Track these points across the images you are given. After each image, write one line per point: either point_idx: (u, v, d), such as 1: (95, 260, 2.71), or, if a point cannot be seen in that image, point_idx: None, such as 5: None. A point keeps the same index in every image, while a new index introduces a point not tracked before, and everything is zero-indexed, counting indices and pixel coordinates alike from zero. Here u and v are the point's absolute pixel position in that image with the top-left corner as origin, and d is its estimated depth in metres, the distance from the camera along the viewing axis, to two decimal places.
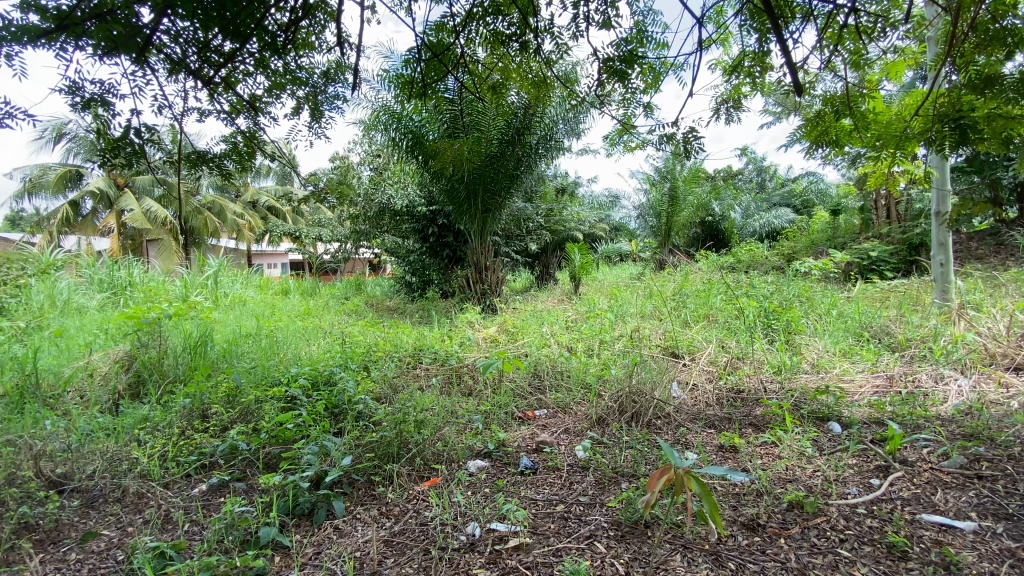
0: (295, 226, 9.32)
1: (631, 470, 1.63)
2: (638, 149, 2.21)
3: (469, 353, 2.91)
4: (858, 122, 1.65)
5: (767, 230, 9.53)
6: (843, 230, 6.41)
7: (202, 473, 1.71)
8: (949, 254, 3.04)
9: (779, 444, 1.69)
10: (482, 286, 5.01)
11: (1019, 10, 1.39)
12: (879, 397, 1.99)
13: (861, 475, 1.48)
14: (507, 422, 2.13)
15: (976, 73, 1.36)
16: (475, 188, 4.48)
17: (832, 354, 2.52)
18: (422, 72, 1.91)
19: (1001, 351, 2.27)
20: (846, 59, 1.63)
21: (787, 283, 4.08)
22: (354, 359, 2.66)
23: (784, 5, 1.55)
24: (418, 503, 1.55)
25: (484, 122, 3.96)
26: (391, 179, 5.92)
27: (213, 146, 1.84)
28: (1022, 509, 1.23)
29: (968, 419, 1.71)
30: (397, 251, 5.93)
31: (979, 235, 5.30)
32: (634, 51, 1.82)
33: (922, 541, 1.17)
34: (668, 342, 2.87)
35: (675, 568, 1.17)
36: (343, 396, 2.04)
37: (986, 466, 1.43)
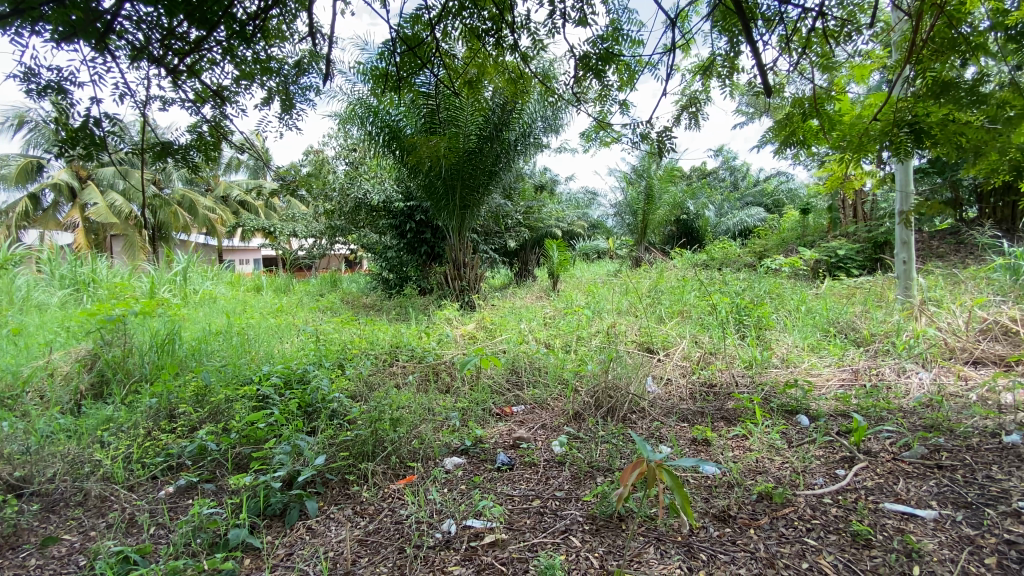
0: (268, 221, 9.12)
1: (606, 464, 1.64)
2: (614, 147, 2.23)
3: (447, 350, 2.90)
4: (825, 123, 1.69)
5: (740, 229, 9.75)
6: (812, 229, 6.61)
7: (169, 475, 1.66)
8: (912, 253, 3.15)
9: (750, 437, 1.73)
10: (461, 282, 4.98)
11: (977, 17, 1.44)
12: (846, 390, 2.05)
13: (828, 466, 1.52)
14: (484, 418, 2.12)
15: (935, 78, 1.42)
16: (453, 184, 4.44)
17: (801, 349, 2.59)
18: (397, 65, 1.87)
19: (959, 347, 2.37)
20: (815, 61, 1.67)
21: (758, 280, 4.19)
22: (328, 357, 2.61)
23: (754, 7, 1.58)
24: (394, 502, 1.53)
25: (462, 117, 3.93)
26: (367, 173, 5.82)
27: (178, 137, 1.78)
28: (978, 497, 1.29)
29: (928, 411, 1.78)
30: (374, 247, 5.84)
31: (941, 234, 5.51)
32: (610, 49, 1.83)
33: (885, 530, 1.21)
34: (644, 338, 2.90)
35: (649, 560, 1.19)
36: (316, 394, 2.00)
37: (946, 456, 1.49)
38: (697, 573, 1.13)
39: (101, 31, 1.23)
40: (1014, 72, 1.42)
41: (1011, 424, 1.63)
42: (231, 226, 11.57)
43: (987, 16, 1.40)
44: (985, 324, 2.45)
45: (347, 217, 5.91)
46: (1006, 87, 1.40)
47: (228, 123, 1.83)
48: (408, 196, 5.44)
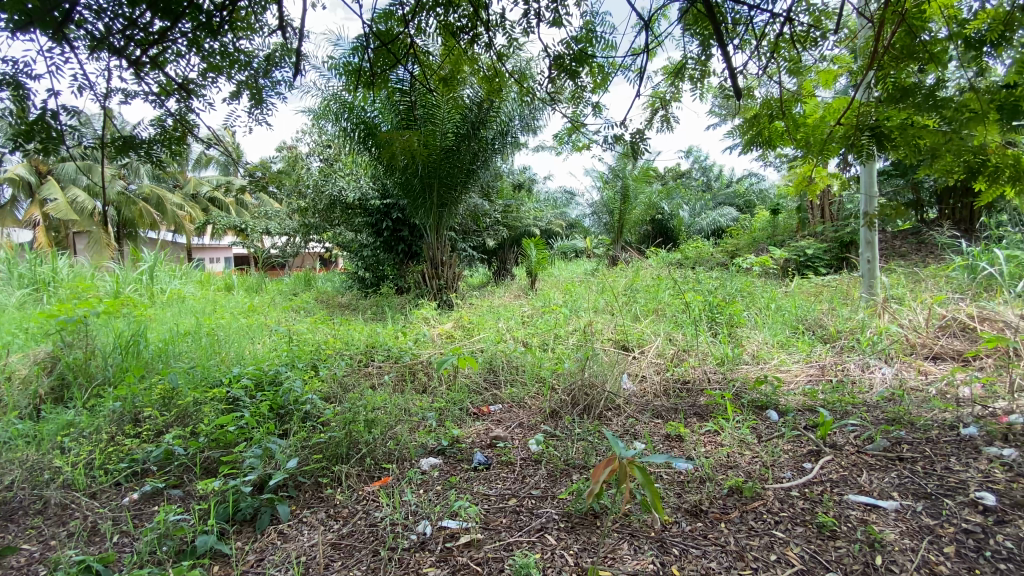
0: (239, 219, 8.90)
1: (581, 462, 1.66)
2: (589, 147, 2.24)
3: (423, 350, 2.87)
4: (791, 126, 1.73)
5: (713, 228, 9.96)
6: (782, 229, 6.79)
7: (134, 481, 1.59)
8: (876, 252, 3.26)
9: (721, 433, 1.77)
10: (438, 282, 4.94)
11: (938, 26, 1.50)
12: (813, 386, 2.11)
13: (795, 460, 1.56)
14: (461, 418, 2.11)
15: (896, 83, 1.46)
16: (430, 182, 4.41)
17: (771, 345, 2.65)
18: (370, 62, 1.84)
19: (919, 343, 2.46)
20: (783, 66, 1.71)
21: (730, 279, 4.28)
22: (301, 358, 2.56)
23: (724, 12, 1.61)
24: (368, 504, 1.51)
25: (438, 115, 3.89)
26: (342, 171, 5.73)
27: (141, 130, 1.71)
28: (937, 488, 1.34)
29: (890, 404, 1.85)
30: (350, 245, 5.76)
31: (903, 234, 5.73)
32: (584, 50, 1.84)
33: (849, 520, 1.25)
34: (619, 336, 2.94)
35: (623, 556, 1.20)
36: (288, 396, 1.96)
37: (907, 449, 1.55)
38: (670, 568, 1.15)
39: (58, 21, 1.18)
40: (973, 78, 1.46)
41: (967, 416, 1.70)
42: (201, 224, 11.24)
43: (949, 22, 1.44)
44: (944, 320, 2.55)
45: (321, 214, 5.81)
46: (964, 92, 1.45)
47: (194, 117, 1.77)
48: (384, 194, 5.38)
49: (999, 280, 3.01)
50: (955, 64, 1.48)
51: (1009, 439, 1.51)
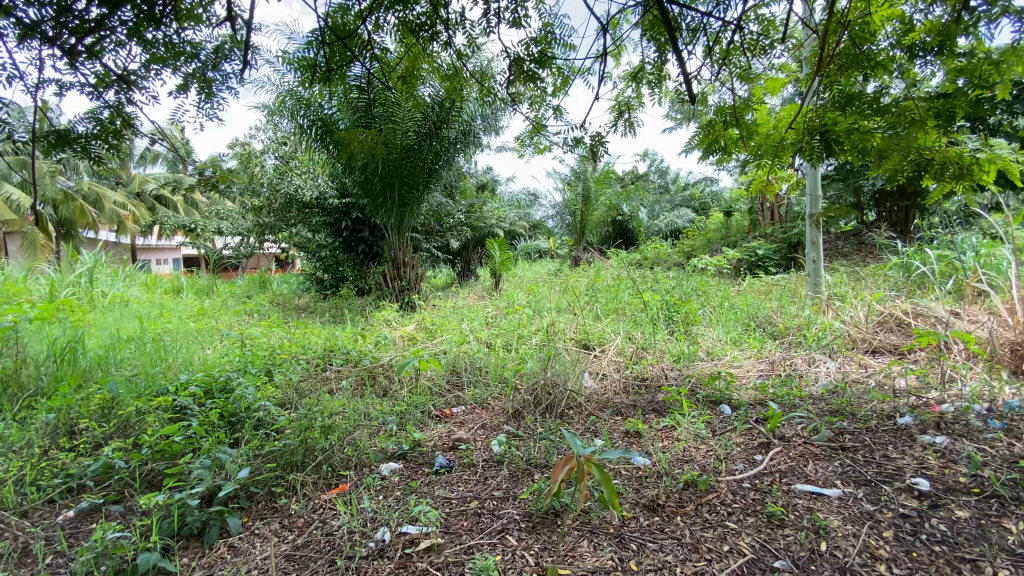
0: (189, 220, 8.48)
1: (543, 461, 1.66)
2: (550, 149, 2.26)
3: (384, 352, 2.81)
4: (743, 133, 1.80)
5: (670, 229, 10.24)
6: (735, 230, 7.08)
7: (69, 498, 1.48)
8: (820, 252, 3.44)
9: (678, 428, 1.81)
10: (401, 282, 4.86)
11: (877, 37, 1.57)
12: (763, 380, 2.20)
13: (747, 452, 1.62)
14: (423, 421, 2.07)
15: (840, 92, 1.53)
16: (391, 181, 4.32)
17: (724, 342, 2.75)
18: (325, 58, 1.78)
19: (860, 338, 2.61)
20: (734, 73, 1.77)
21: (686, 278, 4.41)
22: (255, 363, 2.46)
23: (677, 18, 1.66)
24: (325, 513, 1.46)
25: (398, 113, 3.83)
26: (298, 169, 5.55)
27: (77, 124, 1.59)
28: (876, 475, 1.42)
29: (834, 396, 1.95)
30: (307, 246, 5.58)
31: (845, 235, 6.06)
32: (544, 52, 1.85)
33: (796, 509, 1.31)
34: (581, 335, 2.97)
35: (583, 554, 1.21)
36: (239, 404, 1.87)
37: (848, 438, 1.63)
38: (629, 564, 1.17)
39: None
40: (910, 88, 1.55)
41: (902, 407, 1.81)
42: (147, 225, 10.65)
43: (890, 36, 1.52)
44: (882, 316, 2.71)
45: (276, 214, 5.61)
46: (902, 101, 1.54)
47: (136, 110, 1.66)
48: (344, 193, 5.25)
49: (930, 278, 3.23)
50: (895, 75, 1.56)
51: (940, 427, 1.62)
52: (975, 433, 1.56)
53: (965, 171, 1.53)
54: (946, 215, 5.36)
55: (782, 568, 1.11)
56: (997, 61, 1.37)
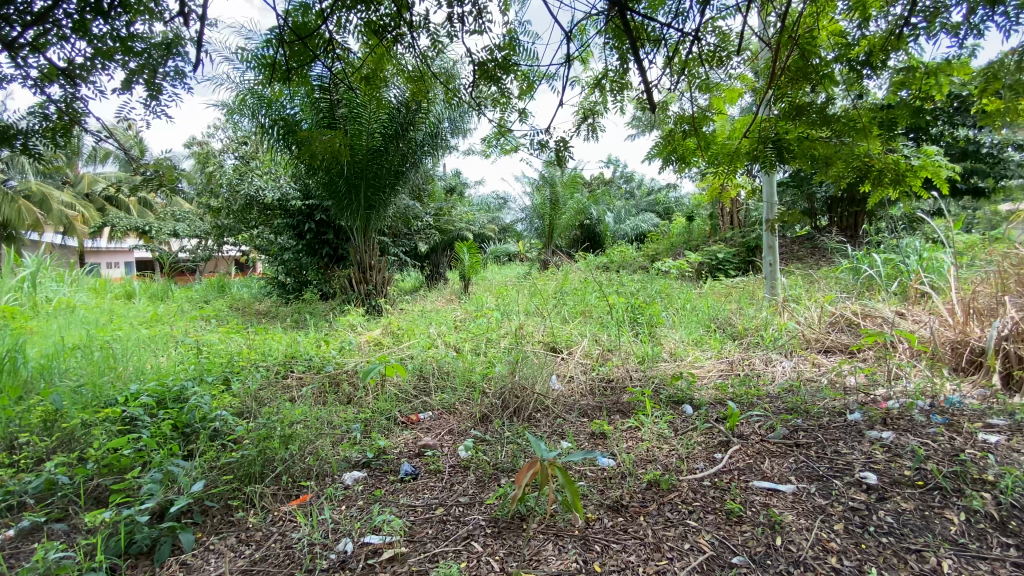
0: (142, 221, 8.11)
1: (510, 465, 1.66)
2: (516, 153, 2.27)
3: (348, 358, 2.75)
4: (702, 141, 1.86)
5: (636, 233, 10.44)
6: (697, 235, 7.29)
7: (7, 517, 1.38)
8: (776, 256, 3.58)
9: (642, 428, 1.85)
10: (367, 286, 4.77)
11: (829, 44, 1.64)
12: (723, 380, 2.27)
13: (707, 451, 1.66)
14: (388, 428, 2.04)
15: (791, 103, 1.61)
16: (356, 183, 4.24)
17: (686, 343, 2.82)
18: (284, 57, 1.73)
19: (813, 338, 2.72)
20: (693, 81, 1.82)
21: (651, 281, 4.50)
22: (211, 371, 2.36)
23: (640, 28, 1.70)
24: (285, 525, 1.41)
25: (363, 115, 3.77)
26: (259, 169, 5.39)
27: (16, 120, 1.50)
28: (827, 470, 1.48)
29: (789, 395, 2.02)
30: (268, 248, 5.42)
31: (799, 240, 6.31)
32: (508, 58, 1.86)
33: (753, 505, 1.35)
34: (549, 338, 2.99)
35: (548, 557, 1.21)
36: (194, 414, 1.79)
37: (802, 435, 1.70)
38: (593, 565, 1.17)
39: None
40: (857, 101, 1.63)
41: (852, 403, 1.90)
42: (96, 227, 10.12)
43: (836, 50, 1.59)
44: (834, 317, 2.83)
45: (235, 215, 5.41)
46: (849, 112, 1.62)
47: (82, 106, 1.58)
48: (307, 195, 5.12)
49: (877, 280, 3.41)
50: (842, 89, 1.63)
51: (886, 423, 1.70)
52: (918, 427, 1.64)
53: (901, 178, 1.64)
54: (891, 220, 5.67)
55: (740, 564, 1.14)
56: (934, 75, 1.46)
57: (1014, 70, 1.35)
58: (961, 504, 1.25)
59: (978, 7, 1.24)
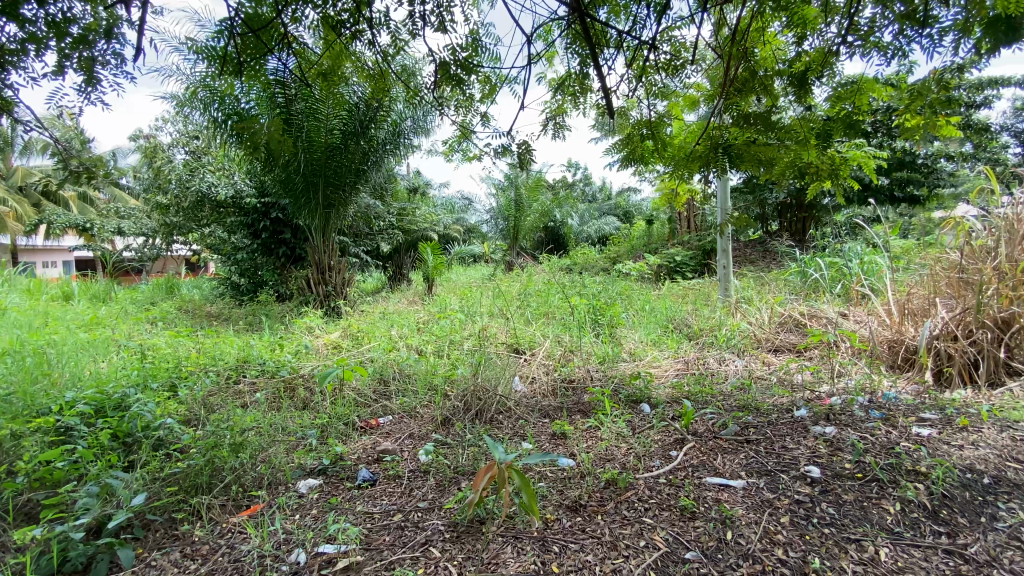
0: (82, 217, 7.65)
1: (470, 468, 1.65)
2: (478, 155, 2.26)
3: (305, 362, 2.67)
4: (659, 146, 1.90)
5: (599, 236, 10.59)
6: (656, 237, 7.48)
7: None
8: (730, 259, 3.71)
9: (601, 427, 1.87)
10: (326, 287, 4.63)
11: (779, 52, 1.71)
12: (679, 379, 2.33)
13: (664, 449, 1.70)
14: (346, 433, 1.98)
15: (739, 112, 1.68)
16: (315, 181, 4.12)
17: (645, 343, 2.88)
18: (236, 51, 1.65)
19: (764, 338, 2.83)
20: (649, 89, 1.88)
21: (612, 283, 4.58)
22: (156, 377, 2.24)
23: (600, 35, 1.73)
24: (233, 537, 1.35)
25: (321, 111, 3.68)
26: (212, 165, 5.17)
27: None
28: (775, 465, 1.54)
29: (741, 393, 2.09)
30: (221, 247, 5.21)
31: (752, 243, 6.57)
32: (469, 60, 1.85)
33: (706, 501, 1.39)
34: (512, 339, 2.99)
35: (506, 560, 1.21)
36: (135, 423, 1.69)
37: (753, 431, 1.76)
38: (550, 566, 1.18)
39: None
40: (805, 110, 1.71)
41: (800, 400, 1.99)
42: (31, 224, 9.46)
43: (781, 60, 1.66)
44: (783, 318, 2.96)
45: (185, 212, 5.18)
46: (794, 122, 1.70)
47: (12, 93, 1.46)
48: (263, 192, 4.95)
49: (823, 282, 3.58)
50: (790, 99, 1.71)
51: (830, 418, 1.79)
52: (858, 422, 1.73)
53: None
54: (836, 226, 5.99)
55: (693, 559, 1.17)
56: (870, 90, 1.55)
57: (937, 89, 1.47)
58: (897, 495, 1.33)
59: (907, 27, 1.32)
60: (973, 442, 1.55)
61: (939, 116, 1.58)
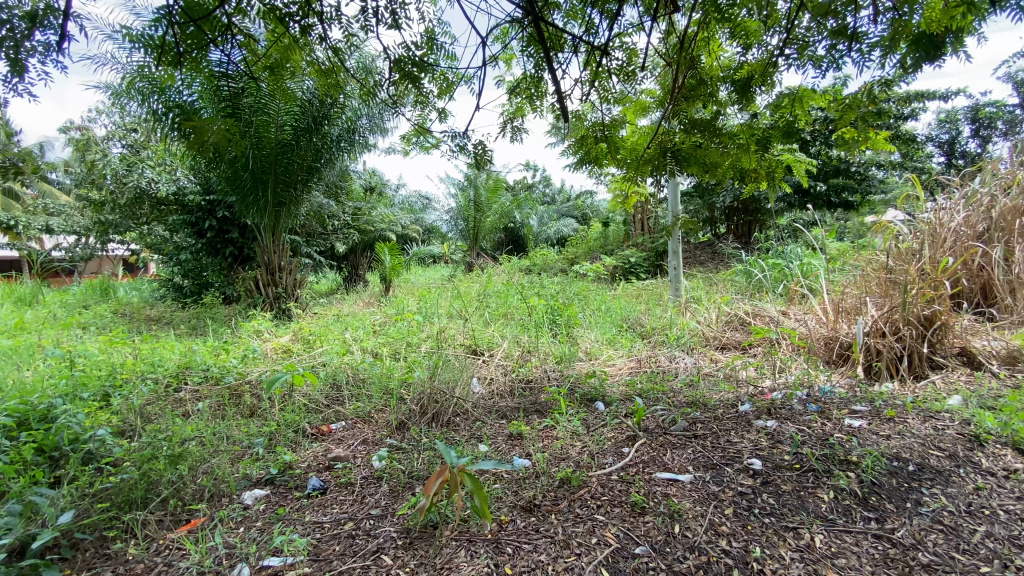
0: (4, 213, 7.06)
1: (425, 473, 1.63)
2: (435, 153, 2.24)
3: (252, 367, 2.57)
4: (612, 148, 1.94)
5: (558, 237, 10.72)
6: (612, 240, 7.64)
7: None
8: (680, 260, 3.84)
9: (557, 427, 1.90)
10: (275, 289, 4.46)
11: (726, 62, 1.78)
12: (633, 377, 2.39)
13: (616, 445, 1.73)
14: (296, 441, 1.92)
15: (688, 118, 1.74)
16: (264, 178, 3.96)
17: (600, 343, 2.94)
18: (175, 40, 1.55)
19: (712, 336, 2.94)
20: (601, 94, 1.91)
21: (570, 283, 4.65)
22: (87, 386, 2.09)
23: (555, 38, 1.76)
24: (171, 554, 1.28)
25: (271, 106, 3.54)
26: (152, 160, 4.90)
27: None
28: (720, 459, 1.60)
29: (689, 389, 2.17)
30: (162, 247, 4.93)
31: (702, 245, 6.83)
32: (425, 58, 1.83)
33: (655, 496, 1.43)
34: (470, 341, 2.98)
35: (459, 564, 1.20)
36: (62, 436, 1.57)
37: (700, 426, 1.83)
38: (503, 568, 1.18)
39: None
40: (749, 118, 1.79)
41: (744, 396, 2.08)
42: None
43: (726, 69, 1.73)
44: (729, 316, 3.09)
45: (122, 210, 4.88)
46: (739, 128, 1.79)
47: None
48: (208, 190, 4.72)
49: (767, 283, 3.77)
50: (735, 108, 1.78)
51: (771, 412, 1.88)
52: (797, 415, 1.83)
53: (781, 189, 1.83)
54: (779, 229, 6.30)
55: (642, 554, 1.20)
56: (805, 101, 1.65)
57: (867, 102, 1.58)
58: (831, 484, 1.41)
59: (839, 43, 1.41)
60: (899, 431, 1.66)
61: (868, 128, 1.69)
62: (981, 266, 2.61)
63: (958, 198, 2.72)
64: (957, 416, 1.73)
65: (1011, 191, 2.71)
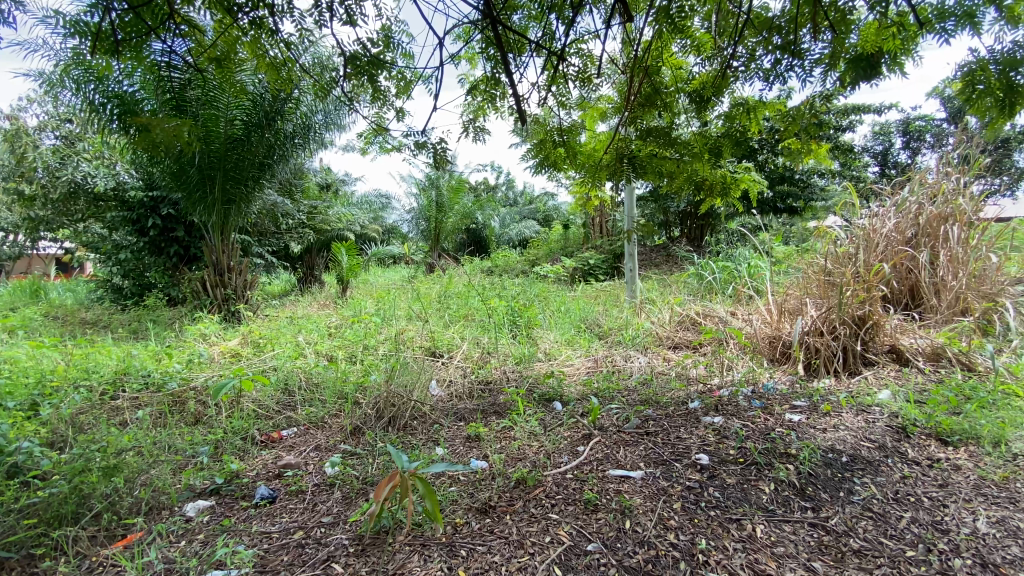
0: None
1: (380, 477, 1.60)
2: (393, 151, 2.21)
3: (198, 373, 2.46)
4: (570, 152, 1.96)
5: (520, 239, 10.79)
6: (573, 242, 7.76)
7: None
8: (635, 262, 3.94)
9: (515, 427, 1.91)
10: (224, 290, 4.27)
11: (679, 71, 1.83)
12: (589, 376, 2.43)
13: (572, 445, 1.76)
14: (244, 449, 1.85)
15: (644, 125, 1.78)
16: (213, 173, 3.79)
17: (559, 343, 2.98)
18: (112, 28, 1.47)
19: (665, 336, 3.03)
20: (559, 98, 1.94)
21: (530, 285, 4.69)
22: (12, 395, 1.94)
23: (514, 41, 1.76)
24: (105, 571, 1.21)
25: (220, 99, 3.40)
26: (89, 153, 4.60)
27: None
28: (670, 455, 1.65)
29: (643, 388, 2.23)
30: (100, 245, 4.64)
31: (658, 247, 7.03)
32: (381, 55, 1.80)
33: (607, 493, 1.46)
34: (429, 342, 2.96)
35: (412, 569, 1.19)
36: None
37: (652, 424, 1.88)
38: (456, 570, 1.18)
39: None
40: (702, 126, 1.86)
41: (693, 393, 2.16)
42: None
43: (680, 79, 1.78)
44: (682, 316, 3.19)
45: (54, 205, 4.56)
46: (693, 136, 1.85)
47: None
48: (152, 186, 4.47)
49: (717, 284, 3.92)
50: (689, 116, 1.84)
51: (718, 409, 1.96)
52: (742, 411, 1.92)
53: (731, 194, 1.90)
54: (729, 233, 6.57)
55: (594, 550, 1.23)
56: (752, 112, 1.73)
57: (808, 114, 1.67)
58: (772, 476, 1.48)
59: (783, 58, 1.47)
60: (834, 425, 1.77)
61: (810, 138, 1.79)
62: (910, 269, 2.80)
63: (889, 206, 2.90)
64: (886, 410, 1.86)
65: (935, 199, 2.89)
